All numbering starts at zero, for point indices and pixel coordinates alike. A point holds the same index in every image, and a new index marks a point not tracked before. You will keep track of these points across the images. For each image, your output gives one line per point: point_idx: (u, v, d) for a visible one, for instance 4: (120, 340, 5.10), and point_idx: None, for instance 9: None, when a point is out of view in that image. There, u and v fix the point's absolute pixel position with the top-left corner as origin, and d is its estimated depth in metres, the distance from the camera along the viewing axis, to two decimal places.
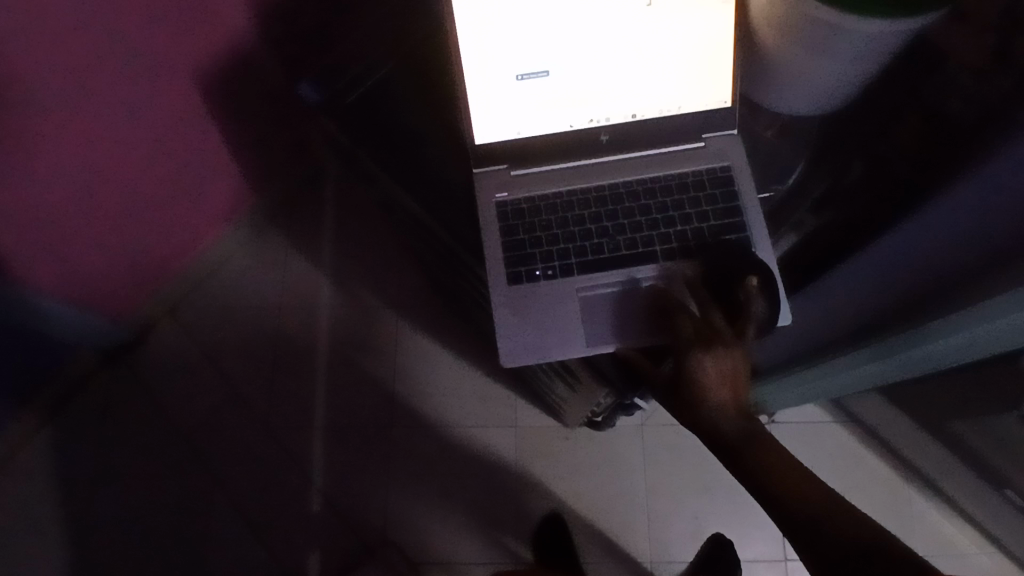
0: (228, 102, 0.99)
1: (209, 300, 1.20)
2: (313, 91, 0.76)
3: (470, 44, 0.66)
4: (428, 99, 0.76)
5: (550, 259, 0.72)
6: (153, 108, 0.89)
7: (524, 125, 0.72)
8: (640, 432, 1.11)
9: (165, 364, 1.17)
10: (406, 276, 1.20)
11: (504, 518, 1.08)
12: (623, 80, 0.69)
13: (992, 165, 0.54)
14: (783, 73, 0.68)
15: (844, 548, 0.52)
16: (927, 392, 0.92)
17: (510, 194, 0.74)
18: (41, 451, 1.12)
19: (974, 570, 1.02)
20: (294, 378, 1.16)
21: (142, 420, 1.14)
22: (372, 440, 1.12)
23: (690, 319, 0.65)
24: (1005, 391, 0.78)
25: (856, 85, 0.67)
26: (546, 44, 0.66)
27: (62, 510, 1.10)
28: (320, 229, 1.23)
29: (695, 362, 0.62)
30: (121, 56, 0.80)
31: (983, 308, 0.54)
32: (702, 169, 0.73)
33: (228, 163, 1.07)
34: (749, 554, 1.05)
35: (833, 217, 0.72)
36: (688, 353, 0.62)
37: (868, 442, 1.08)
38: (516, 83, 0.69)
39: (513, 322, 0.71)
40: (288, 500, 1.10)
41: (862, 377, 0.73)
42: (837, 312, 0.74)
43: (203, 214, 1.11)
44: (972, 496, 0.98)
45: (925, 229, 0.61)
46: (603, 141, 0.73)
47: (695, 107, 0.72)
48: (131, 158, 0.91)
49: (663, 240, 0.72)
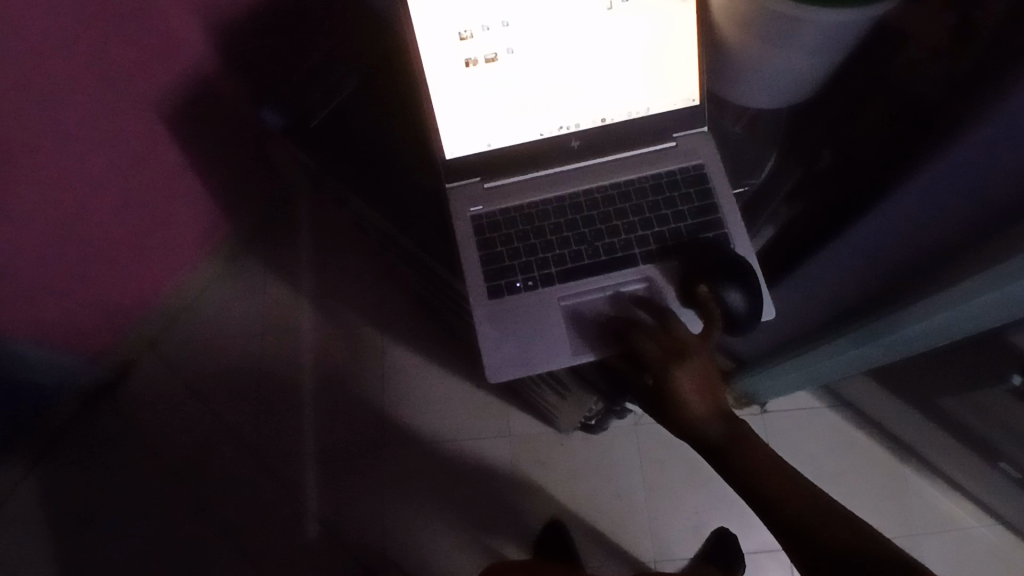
0: (194, 132, 0.97)
1: (189, 331, 1.18)
2: (276, 116, 0.75)
3: (432, 59, 0.65)
4: (394, 117, 0.76)
5: (529, 269, 0.72)
6: (116, 143, 0.87)
7: (493, 135, 0.71)
8: (634, 431, 1.10)
9: (149, 399, 1.15)
10: (388, 293, 1.19)
11: (503, 529, 1.07)
12: (591, 85, 0.69)
13: (941, 155, 0.54)
14: (746, 66, 0.67)
15: (832, 553, 0.53)
16: (913, 371, 0.93)
17: (485, 207, 0.73)
18: (28, 496, 1.10)
19: (974, 544, 1.03)
20: (283, 404, 1.14)
21: (131, 458, 1.12)
22: (367, 460, 1.11)
23: (651, 337, 0.64)
24: (992, 366, 0.78)
25: (818, 75, 0.67)
26: (511, 53, 0.66)
27: (52, 555, 1.08)
28: (298, 252, 1.22)
29: (673, 381, 0.62)
30: (78, 93, 0.78)
31: (959, 290, 0.55)
32: (674, 169, 0.73)
33: (198, 192, 1.05)
34: (752, 545, 1.05)
35: (805, 205, 0.71)
36: (663, 372, 0.62)
37: (859, 423, 1.09)
38: (482, 96, 0.68)
39: (497, 337, 0.70)
40: (286, 528, 1.08)
41: (844, 365, 0.76)
42: (830, 293, 0.75)
43: (177, 244, 1.09)
44: (966, 470, 0.98)
45: (895, 218, 0.62)
46: (574, 147, 0.73)
47: (663, 107, 0.71)
48: (96, 195, 0.89)
49: (641, 243, 0.71)
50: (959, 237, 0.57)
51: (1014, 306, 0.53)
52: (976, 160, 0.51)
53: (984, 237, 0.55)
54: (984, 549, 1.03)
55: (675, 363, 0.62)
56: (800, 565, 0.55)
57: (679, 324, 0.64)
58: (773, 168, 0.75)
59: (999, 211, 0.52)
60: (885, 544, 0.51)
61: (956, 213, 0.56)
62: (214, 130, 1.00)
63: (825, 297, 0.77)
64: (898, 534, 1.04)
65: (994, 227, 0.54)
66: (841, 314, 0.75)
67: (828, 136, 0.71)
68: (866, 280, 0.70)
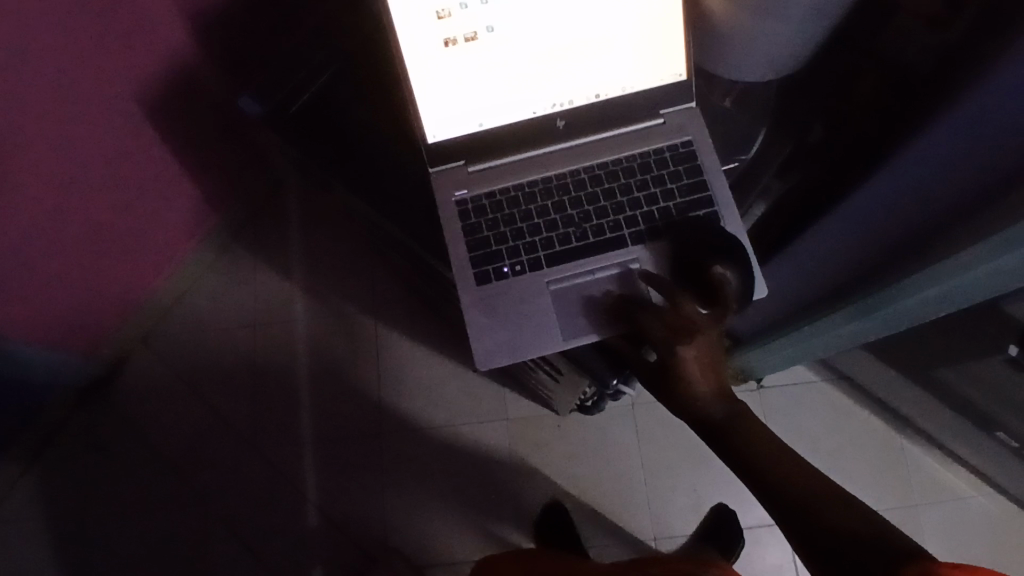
0: (176, 124, 0.95)
1: (181, 324, 1.17)
2: (255, 103, 0.73)
3: (412, 42, 0.64)
4: (378, 101, 0.74)
5: (516, 254, 0.70)
6: (96, 139, 0.85)
7: (486, 116, 0.70)
8: (631, 411, 1.10)
9: (143, 394, 1.14)
10: (380, 280, 1.18)
11: (503, 513, 1.07)
12: (578, 63, 0.67)
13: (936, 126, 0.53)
14: (733, 38, 0.65)
15: (838, 542, 0.51)
16: (908, 343, 0.92)
17: (470, 191, 0.71)
18: (27, 494, 1.10)
19: (974, 514, 1.03)
20: (278, 396, 1.14)
21: (129, 452, 1.12)
22: (364, 449, 1.11)
23: (660, 315, 0.63)
24: (991, 337, 0.77)
25: (807, 48, 0.65)
26: (490, 32, 0.64)
27: (54, 551, 1.08)
28: (288, 240, 1.20)
29: (681, 359, 0.61)
30: (52, 90, 0.76)
31: (949, 262, 0.53)
32: (663, 147, 0.71)
33: (185, 184, 1.04)
34: (752, 521, 1.05)
35: (799, 178, 0.71)
36: (670, 349, 0.61)
37: (857, 396, 1.08)
38: (468, 76, 0.66)
39: (486, 323, 0.69)
40: (285, 520, 1.08)
41: (838, 339, 0.75)
42: (819, 269, 0.74)
43: (166, 237, 1.07)
44: (965, 441, 0.98)
45: (888, 191, 0.60)
46: (560, 127, 0.71)
47: (649, 84, 0.70)
48: (79, 192, 0.88)
49: (631, 223, 0.70)
50: (943, 219, 0.56)
51: (1009, 277, 0.52)
52: (968, 130, 0.50)
53: (965, 217, 0.53)
54: (985, 519, 1.03)
55: (683, 342, 0.61)
56: (811, 562, 0.53)
57: (687, 296, 0.62)
58: (764, 142, 0.72)
59: (987, 189, 0.50)
60: (880, 529, 0.50)
61: (943, 187, 0.54)
62: (197, 121, 0.98)
63: (813, 273, 0.76)
64: (897, 505, 1.04)
65: (978, 206, 0.51)
66: (823, 292, 0.74)
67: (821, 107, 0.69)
68: (851, 257, 0.69)
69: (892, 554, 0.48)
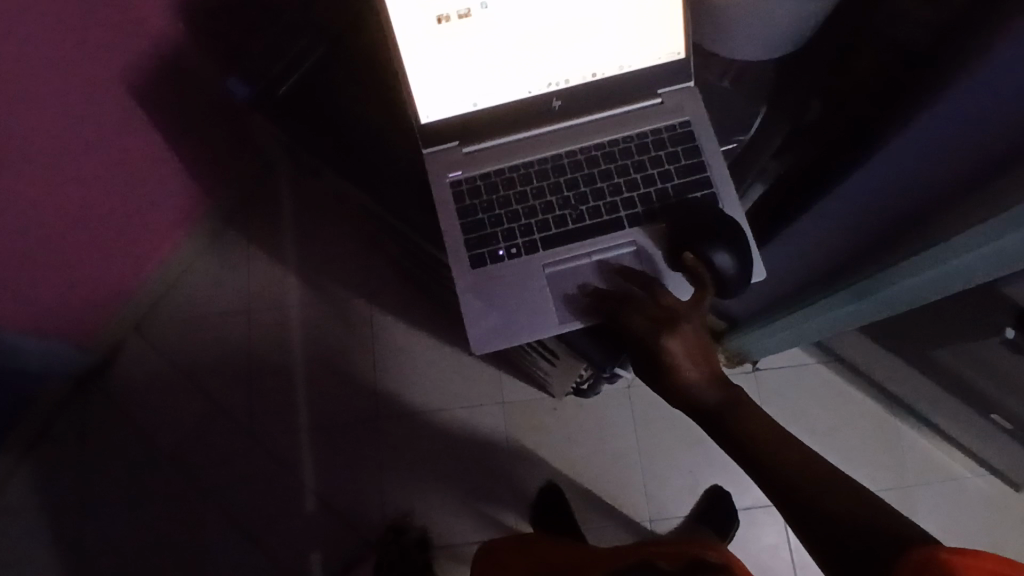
0: (165, 107, 0.93)
1: (174, 311, 1.16)
2: (243, 85, 0.71)
3: (403, 20, 0.62)
4: (369, 82, 0.73)
5: (512, 237, 0.69)
6: (84, 123, 0.83)
7: (480, 95, 0.68)
8: (628, 394, 1.10)
9: (137, 382, 1.14)
10: (374, 264, 1.17)
11: (500, 496, 1.07)
12: (573, 42, 0.66)
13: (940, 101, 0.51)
14: (730, 13, 0.64)
15: (837, 530, 0.51)
16: (904, 325, 0.91)
17: (464, 172, 0.71)
18: (22, 484, 1.10)
19: (968, 493, 1.04)
20: (274, 381, 1.13)
21: (124, 440, 1.11)
22: (360, 434, 1.11)
23: (641, 305, 0.63)
24: (987, 318, 0.77)
25: (804, 24, 0.64)
26: (484, 9, 0.62)
27: (52, 539, 1.08)
28: (280, 225, 1.19)
29: (663, 349, 0.61)
30: (36, 74, 0.75)
31: (953, 243, 0.52)
32: (660, 127, 0.70)
33: (175, 169, 1.02)
34: (746, 502, 1.06)
35: (796, 159, 0.69)
36: (654, 339, 0.61)
37: (853, 378, 1.08)
38: (461, 55, 0.65)
39: (480, 307, 0.68)
40: (283, 506, 1.08)
41: (837, 322, 0.74)
42: (829, 244, 0.73)
43: (157, 223, 1.06)
44: (960, 421, 0.98)
45: (893, 167, 0.59)
46: (556, 107, 0.70)
47: (645, 63, 0.68)
48: (69, 179, 0.86)
49: (628, 205, 0.69)
50: (954, 191, 0.55)
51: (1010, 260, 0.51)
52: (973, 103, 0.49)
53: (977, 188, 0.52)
54: (979, 498, 1.04)
55: (667, 332, 0.61)
56: (810, 546, 0.53)
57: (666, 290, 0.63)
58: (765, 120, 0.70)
59: (997, 159, 0.49)
60: (871, 514, 0.50)
61: (951, 161, 0.53)
62: (185, 103, 0.96)
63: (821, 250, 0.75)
64: (891, 485, 1.05)
65: (990, 177, 0.50)
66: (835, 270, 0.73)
67: (820, 86, 0.68)
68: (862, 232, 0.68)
69: (886, 532, 0.48)
